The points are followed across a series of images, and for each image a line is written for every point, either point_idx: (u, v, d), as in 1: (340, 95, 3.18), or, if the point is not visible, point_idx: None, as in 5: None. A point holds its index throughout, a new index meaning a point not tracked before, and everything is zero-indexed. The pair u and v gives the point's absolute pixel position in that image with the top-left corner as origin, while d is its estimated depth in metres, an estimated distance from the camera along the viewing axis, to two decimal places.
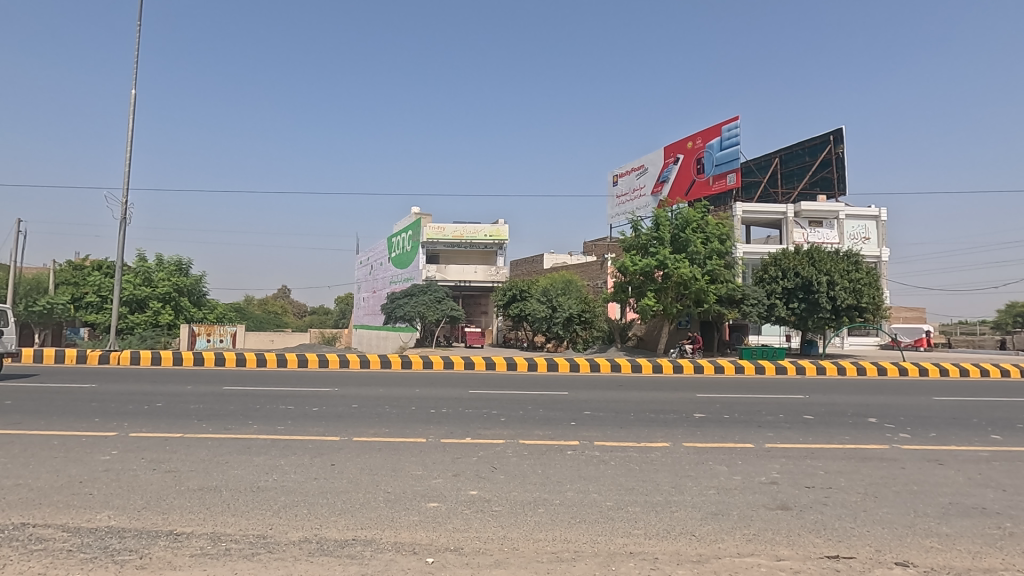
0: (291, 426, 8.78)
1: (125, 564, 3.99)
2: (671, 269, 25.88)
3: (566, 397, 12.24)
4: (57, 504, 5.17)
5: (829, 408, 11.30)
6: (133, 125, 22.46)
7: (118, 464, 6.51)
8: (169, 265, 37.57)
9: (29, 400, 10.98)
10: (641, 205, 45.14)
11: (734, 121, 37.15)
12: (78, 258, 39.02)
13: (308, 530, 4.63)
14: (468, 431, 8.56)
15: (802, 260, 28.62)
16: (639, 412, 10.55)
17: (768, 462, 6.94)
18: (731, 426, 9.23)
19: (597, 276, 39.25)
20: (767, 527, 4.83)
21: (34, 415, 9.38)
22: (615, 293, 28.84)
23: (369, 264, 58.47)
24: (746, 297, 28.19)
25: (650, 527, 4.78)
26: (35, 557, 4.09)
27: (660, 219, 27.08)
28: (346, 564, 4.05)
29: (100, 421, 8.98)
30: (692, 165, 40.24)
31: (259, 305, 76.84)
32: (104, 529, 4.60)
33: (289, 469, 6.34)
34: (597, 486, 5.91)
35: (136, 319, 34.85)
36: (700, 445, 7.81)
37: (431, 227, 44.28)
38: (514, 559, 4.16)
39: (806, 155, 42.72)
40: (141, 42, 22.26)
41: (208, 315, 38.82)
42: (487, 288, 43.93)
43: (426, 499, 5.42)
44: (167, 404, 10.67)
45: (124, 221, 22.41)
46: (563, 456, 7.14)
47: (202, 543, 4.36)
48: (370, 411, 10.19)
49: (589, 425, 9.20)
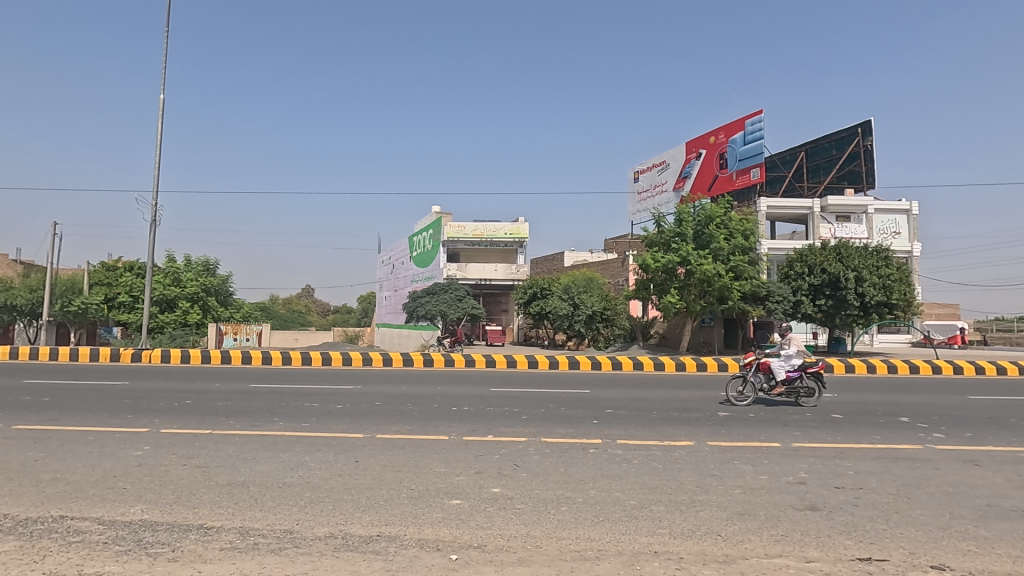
0: (316, 423, 8.91)
1: (158, 557, 4.09)
2: (694, 265, 25.55)
3: (587, 395, 12.12)
4: (94, 497, 5.34)
5: (859, 407, 11.04)
6: (162, 128, 22.97)
7: (151, 459, 6.71)
8: (197, 265, 38.48)
9: (65, 397, 11.35)
10: (663, 201, 44.62)
11: (757, 114, 36.48)
12: (111, 260, 40.09)
13: (334, 526, 4.68)
14: (490, 429, 8.56)
15: (829, 256, 27.93)
16: (663, 411, 10.39)
17: (797, 462, 6.79)
18: (757, 425, 9.06)
19: (619, 273, 38.83)
20: (795, 527, 4.73)
21: (72, 412, 9.72)
22: (637, 290, 28.52)
23: (391, 263, 58.88)
24: (771, 294, 27.76)
25: (675, 527, 4.72)
26: (73, 548, 4.23)
27: (683, 214, 26.65)
28: (371, 560, 4.08)
29: (133, 417, 9.24)
30: (715, 161, 39.66)
31: (284, 306, 77.73)
32: (137, 523, 4.71)
33: (315, 466, 6.43)
34: (620, 485, 5.85)
35: (166, 319, 35.80)
36: (727, 444, 7.69)
37: (451, 226, 44.48)
38: (538, 558, 4.14)
39: (832, 149, 41.78)
40: (169, 49, 22.85)
41: (234, 314, 39.79)
42: (507, 286, 44.01)
43: (450, 497, 5.42)
44: (197, 401, 10.95)
45: (154, 222, 22.96)
46: (586, 455, 7.08)
47: (231, 537, 4.45)
48: (393, 409, 10.24)
49: (612, 424, 9.10)
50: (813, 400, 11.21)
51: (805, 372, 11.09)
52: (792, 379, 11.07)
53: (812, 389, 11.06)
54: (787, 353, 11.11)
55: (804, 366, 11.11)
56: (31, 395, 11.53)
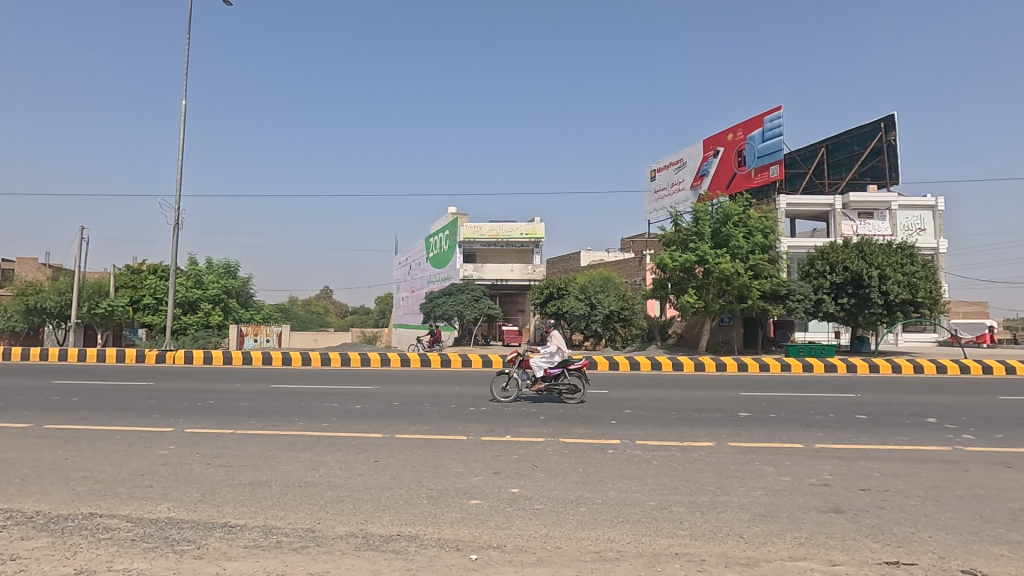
0: (336, 423, 9.01)
1: (184, 554, 4.17)
2: (712, 264, 25.23)
3: (605, 396, 12.06)
4: (122, 495, 5.47)
5: (884, 407, 10.81)
6: (184, 134, 23.43)
7: (176, 458, 6.85)
8: (218, 268, 39.15)
9: (93, 397, 11.64)
10: (680, 199, 44.21)
11: (776, 111, 35.94)
12: (135, 263, 41.01)
13: (355, 525, 4.73)
14: (508, 430, 8.56)
15: (852, 254, 27.41)
16: (682, 411, 10.31)
17: (819, 464, 6.69)
18: (778, 426, 8.94)
19: (636, 272, 38.55)
20: (819, 530, 4.65)
21: (99, 411, 9.97)
22: (654, 289, 28.26)
23: (408, 264, 59.23)
24: (791, 293, 27.33)
25: (696, 528, 4.67)
26: (102, 545, 4.33)
27: (701, 213, 26.36)
28: (392, 559, 4.10)
29: (158, 417, 9.44)
30: (733, 158, 39.18)
31: (303, 307, 78.86)
32: (164, 521, 4.81)
33: (335, 465, 6.50)
34: (639, 485, 5.83)
35: (189, 320, 36.50)
36: (748, 445, 7.59)
37: (467, 227, 44.65)
38: (557, 558, 4.13)
39: (854, 145, 41.01)
40: (189, 57, 23.28)
41: (255, 316, 40.46)
42: (524, 286, 44.03)
43: (469, 497, 5.44)
44: (219, 401, 11.14)
45: (177, 226, 23.41)
46: (604, 455, 7.05)
47: (255, 535, 4.51)
48: (411, 409, 10.30)
49: (630, 424, 9.06)
50: (578, 396, 11.25)
51: (566, 369, 11.07)
52: (554, 376, 11.07)
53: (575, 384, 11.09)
54: (548, 351, 11.15)
55: (566, 362, 11.09)
56: (61, 395, 11.84)
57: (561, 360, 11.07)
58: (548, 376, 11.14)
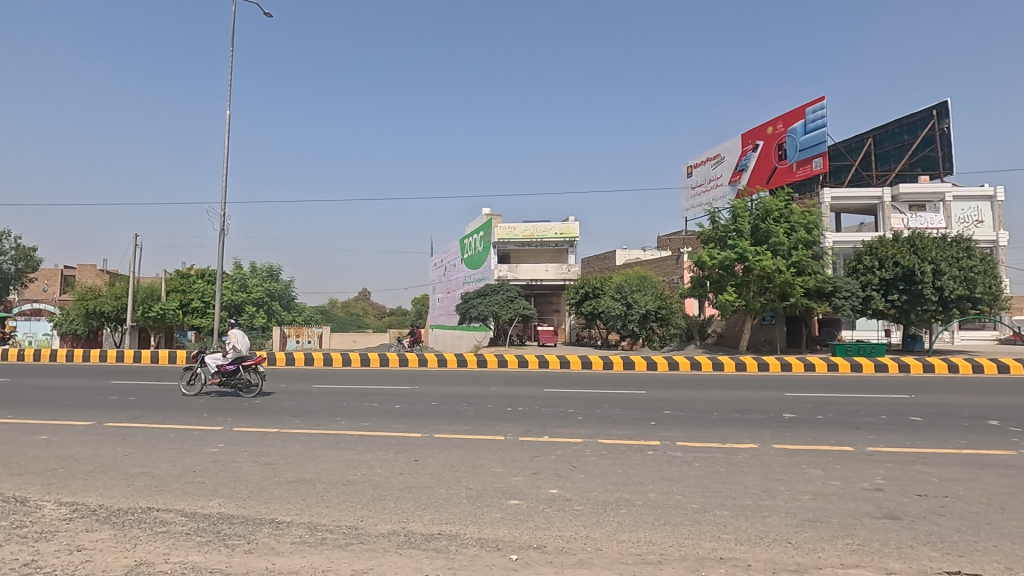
0: (376, 422, 9.18)
1: (236, 548, 4.33)
2: (752, 262, 24.51)
3: (643, 396, 11.92)
4: (176, 490, 5.71)
5: (941, 409, 10.27)
6: (228, 144, 24.33)
7: (225, 456, 7.09)
8: (262, 272, 40.36)
9: (148, 396, 12.19)
10: (718, 195, 43.22)
11: (819, 101, 34.74)
12: (184, 268, 42.75)
13: (397, 523, 4.80)
14: (545, 430, 8.54)
15: (902, 248, 26.20)
16: (724, 412, 10.08)
17: (872, 468, 6.40)
18: (826, 428, 8.63)
19: (674, 271, 37.90)
20: (873, 537, 4.46)
21: (154, 410, 10.44)
22: (692, 288, 27.67)
23: (443, 265, 59.85)
24: (837, 290, 26.37)
25: (741, 533, 4.56)
26: (160, 538, 4.54)
27: (739, 209, 25.73)
28: (434, 558, 4.15)
29: (208, 416, 9.83)
30: (773, 151, 38.08)
31: (342, 309, 80.72)
32: (216, 516, 5.00)
33: (376, 464, 6.62)
34: (679, 487, 5.72)
35: (235, 323, 37.83)
36: (793, 448, 7.35)
37: (501, 227, 44.86)
38: (598, 560, 4.10)
39: (903, 134, 39.32)
40: (233, 70, 24.15)
41: (297, 318, 41.70)
42: (559, 286, 43.91)
43: (508, 497, 5.45)
44: (264, 401, 11.52)
45: (223, 232, 24.30)
46: (643, 456, 6.95)
47: (301, 531, 4.64)
48: (448, 409, 10.43)
49: (669, 425, 8.93)
50: (254, 389, 12.49)
51: (240, 366, 12.23)
52: (231, 371, 12.28)
53: (250, 378, 12.32)
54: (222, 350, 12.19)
55: (241, 359, 12.28)
56: (118, 394, 12.51)
57: (235, 356, 12.25)
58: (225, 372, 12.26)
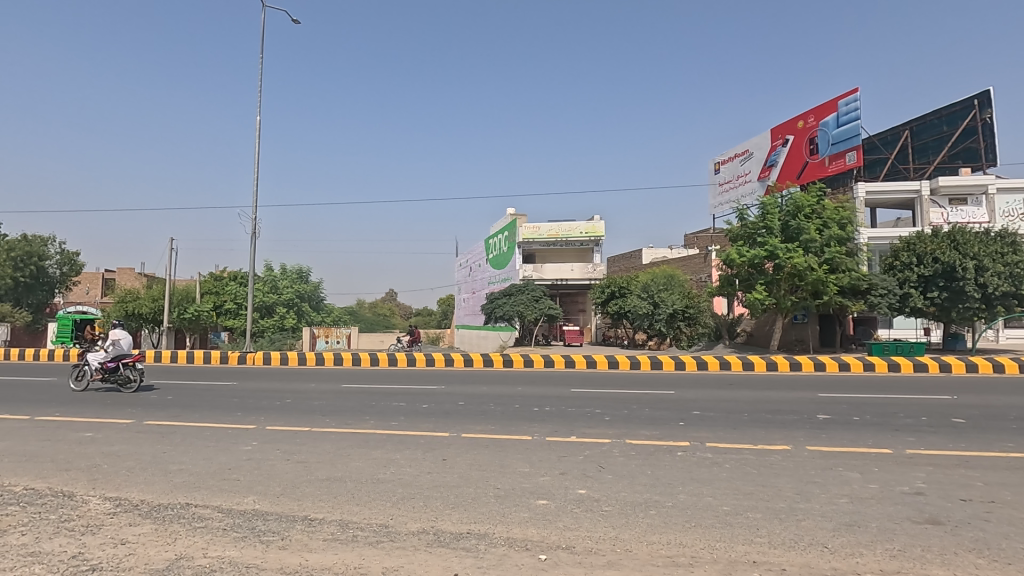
0: (404, 422, 9.28)
1: (270, 544, 4.43)
2: (783, 259, 23.97)
3: (671, 396, 11.78)
4: (212, 487, 5.87)
5: (984, 410, 9.87)
6: (258, 150, 24.93)
7: (258, 453, 7.27)
8: (292, 273, 41.22)
9: (184, 395, 12.58)
10: (746, 192, 42.41)
11: (852, 94, 33.77)
12: (217, 270, 43.95)
13: (426, 522, 4.84)
14: (572, 430, 8.51)
15: (942, 244, 25.26)
16: (755, 412, 9.90)
17: (912, 471, 6.20)
18: (862, 429, 8.39)
19: (701, 269, 37.35)
20: (915, 542, 4.32)
21: (190, 409, 10.75)
22: (721, 286, 27.20)
23: (468, 266, 60.15)
24: (873, 287, 25.67)
25: (775, 536, 4.46)
26: (198, 533, 4.66)
27: (768, 206, 25.20)
28: (463, 556, 4.18)
29: (242, 415, 10.09)
30: (804, 146, 37.17)
31: (369, 309, 81.84)
32: (251, 512, 5.13)
33: (405, 463, 6.69)
34: (711, 490, 5.63)
35: (266, 323, 38.74)
36: (827, 450, 7.17)
37: (526, 227, 44.89)
38: (628, 561, 4.07)
39: (942, 125, 37.98)
40: (262, 78, 24.74)
41: (325, 319, 42.49)
42: (584, 285, 43.70)
43: (536, 497, 5.44)
44: (295, 400, 11.76)
45: (254, 235, 24.88)
46: (673, 458, 6.87)
47: (333, 529, 4.71)
48: (475, 408, 10.48)
49: (698, 426, 8.81)
50: (134, 384, 13.32)
51: (119, 363, 13.08)
52: (112, 368, 13.13)
53: (130, 375, 13.19)
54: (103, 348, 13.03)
55: (121, 357, 13.16)
56: (201, 395, 12.76)
57: (115, 354, 13.10)
58: (108, 369, 13.11)
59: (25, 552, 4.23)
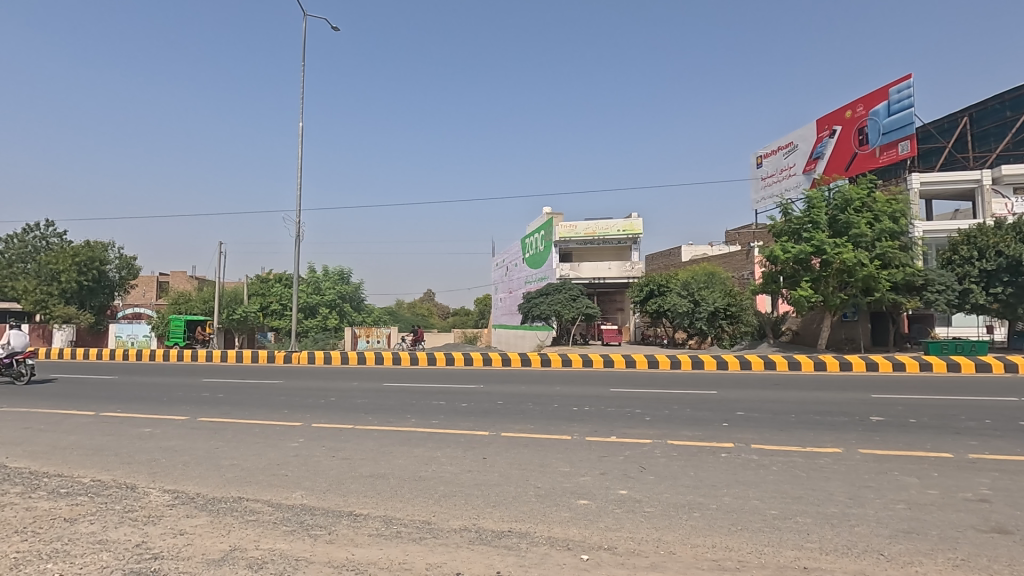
0: (444, 420, 9.40)
1: (318, 538, 4.56)
2: (830, 255, 23.06)
3: (714, 396, 11.51)
4: (262, 482, 6.08)
5: None
6: (300, 155, 25.66)
7: (305, 450, 7.50)
8: (333, 275, 42.35)
9: (235, 393, 13.11)
10: (791, 185, 41.03)
11: (904, 80, 32.19)
12: (264, 273, 45.51)
13: (467, 520, 4.89)
14: (612, 430, 8.44)
15: (1006, 236, 23.88)
16: (802, 414, 9.57)
17: (976, 477, 5.87)
18: (920, 433, 7.98)
19: (743, 266, 36.38)
20: (979, 552, 4.09)
21: (240, 407, 11.19)
22: (764, 283, 26.37)
23: (505, 265, 60.33)
24: (929, 283, 24.39)
25: (826, 542, 4.31)
26: (250, 526, 4.84)
27: (815, 200, 24.31)
28: (505, 555, 4.20)
29: (289, 412, 10.43)
30: (853, 137, 35.68)
31: (408, 310, 82.98)
32: (299, 507, 5.29)
33: (446, 462, 6.77)
34: (758, 492, 5.48)
35: (309, 324, 39.95)
36: (882, 453, 6.87)
37: (562, 226, 44.74)
38: (672, 564, 4.00)
39: (1006, 111, 35.84)
40: (304, 86, 25.43)
41: (366, 319, 43.48)
42: (622, 284, 43.22)
43: (577, 497, 5.42)
44: (339, 398, 12.07)
45: (297, 238, 25.62)
46: (717, 459, 6.71)
47: (377, 524, 4.81)
48: (514, 407, 10.53)
49: (743, 427, 8.59)
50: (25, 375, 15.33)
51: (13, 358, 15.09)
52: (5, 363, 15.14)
53: (22, 369, 15.23)
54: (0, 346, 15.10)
55: (14, 353, 15.18)
56: (253, 392, 13.23)
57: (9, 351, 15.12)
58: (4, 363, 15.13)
59: (93, 540, 4.48)
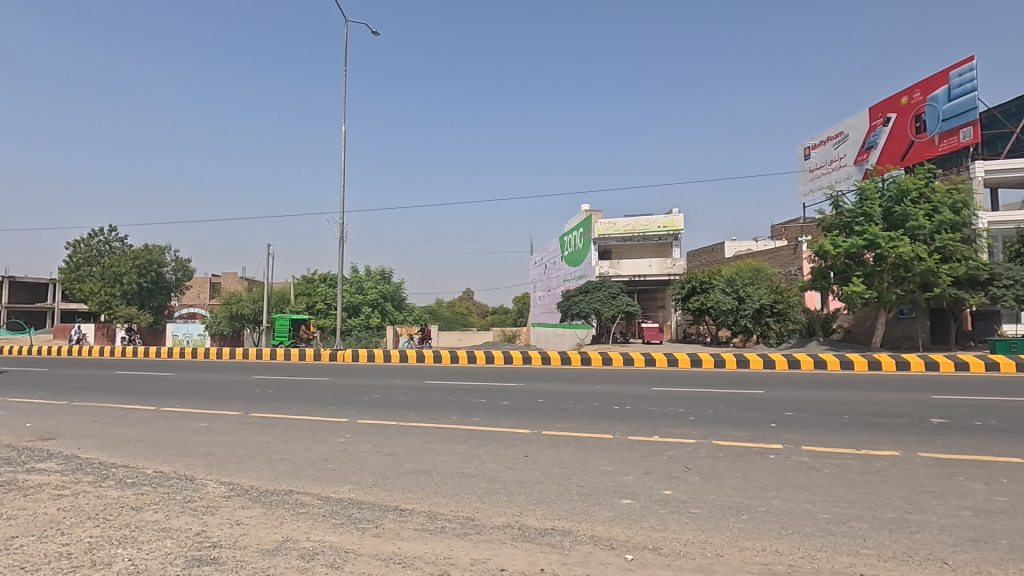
0: (485, 418, 9.46)
1: (365, 531, 4.68)
2: (885, 249, 22.00)
3: (760, 396, 11.18)
4: (311, 476, 6.27)
5: None
6: (343, 158, 26.30)
7: (351, 445, 7.70)
8: (375, 275, 43.35)
9: (283, 390, 13.58)
10: (841, 177, 39.38)
11: (967, 62, 30.37)
12: (309, 273, 46.98)
13: (510, 516, 4.92)
14: (655, 430, 8.32)
15: None
16: (857, 414, 9.18)
17: None
18: (986, 435, 7.54)
19: (790, 262, 35.18)
20: None
21: (288, 403, 11.57)
22: (813, 280, 25.36)
23: (543, 264, 60.20)
24: (995, 277, 22.99)
25: (884, 548, 4.13)
26: (300, 518, 5.00)
27: (867, 191, 23.27)
28: (549, 552, 4.20)
29: (334, 409, 10.71)
30: (909, 124, 33.93)
31: (448, 309, 83.86)
32: (347, 501, 5.43)
33: (488, 459, 6.81)
34: (809, 496, 5.29)
35: (352, 322, 41.01)
36: (943, 457, 6.52)
37: (601, 223, 44.30)
38: (720, 566, 3.92)
39: None
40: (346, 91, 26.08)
41: (407, 318, 44.28)
42: (663, 281, 42.50)
43: (620, 497, 5.37)
44: (382, 395, 12.33)
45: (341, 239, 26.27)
46: (765, 461, 6.51)
47: (422, 519, 4.90)
48: (555, 406, 10.50)
49: (792, 427, 8.31)
50: None
51: None
52: None
53: None
54: None
55: None
56: (298, 389, 13.67)
57: None
58: None
59: (157, 528, 4.74)
